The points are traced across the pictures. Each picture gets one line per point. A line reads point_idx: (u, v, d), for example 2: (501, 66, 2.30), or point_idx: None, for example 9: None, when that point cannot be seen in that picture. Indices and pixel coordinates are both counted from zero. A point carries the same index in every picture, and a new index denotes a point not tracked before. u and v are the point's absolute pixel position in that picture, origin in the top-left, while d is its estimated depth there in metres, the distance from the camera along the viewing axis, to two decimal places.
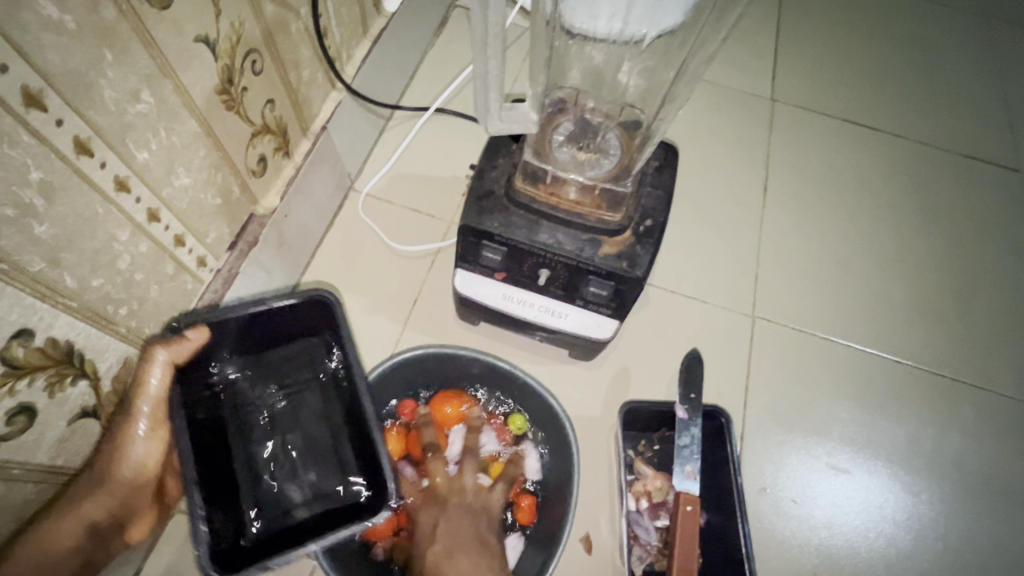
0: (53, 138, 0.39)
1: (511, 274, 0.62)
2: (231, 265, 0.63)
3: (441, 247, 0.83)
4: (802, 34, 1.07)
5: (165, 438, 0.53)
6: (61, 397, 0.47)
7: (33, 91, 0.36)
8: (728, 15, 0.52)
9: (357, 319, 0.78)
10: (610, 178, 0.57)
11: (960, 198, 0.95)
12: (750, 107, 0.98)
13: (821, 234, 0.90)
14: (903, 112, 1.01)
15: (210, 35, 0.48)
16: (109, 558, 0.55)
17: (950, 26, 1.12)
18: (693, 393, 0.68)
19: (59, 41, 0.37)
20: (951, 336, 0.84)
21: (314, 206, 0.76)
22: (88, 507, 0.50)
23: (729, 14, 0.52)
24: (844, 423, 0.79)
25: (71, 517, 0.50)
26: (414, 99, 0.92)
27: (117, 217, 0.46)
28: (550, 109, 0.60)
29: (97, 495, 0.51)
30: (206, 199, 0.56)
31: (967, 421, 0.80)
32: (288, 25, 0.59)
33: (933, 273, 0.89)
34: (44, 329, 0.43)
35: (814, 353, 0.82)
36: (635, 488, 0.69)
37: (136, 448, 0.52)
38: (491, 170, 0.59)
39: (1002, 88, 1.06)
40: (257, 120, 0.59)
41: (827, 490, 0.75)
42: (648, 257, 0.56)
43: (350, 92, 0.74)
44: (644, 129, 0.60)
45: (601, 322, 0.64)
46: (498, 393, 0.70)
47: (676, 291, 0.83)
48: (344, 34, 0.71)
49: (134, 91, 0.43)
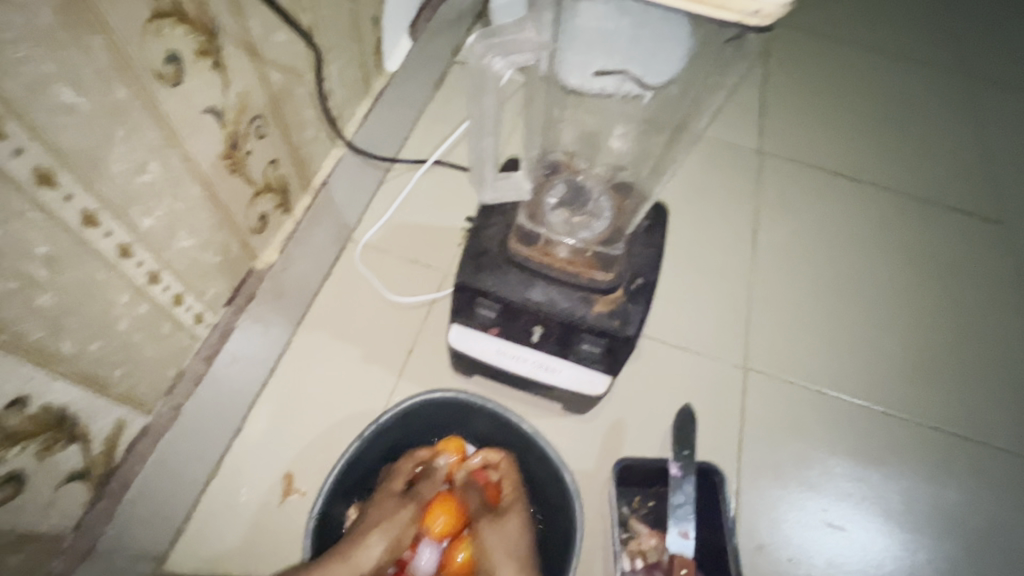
0: (61, 212, 0.40)
1: (505, 329, 0.63)
2: (228, 320, 0.63)
3: (437, 297, 0.84)
4: (787, 89, 1.12)
5: (393, 513, 0.62)
6: (52, 462, 0.47)
7: (46, 170, 0.38)
8: (710, 99, 0.54)
9: (352, 369, 0.78)
10: (602, 241, 0.58)
11: (944, 250, 0.97)
12: (739, 160, 1.02)
13: (808, 284, 0.92)
14: (886, 164, 1.05)
15: (218, 105, 0.50)
16: (370, 522, 0.61)
17: (926, 83, 1.17)
18: (686, 450, 0.68)
19: (74, 121, 0.39)
20: (941, 388, 0.85)
21: (312, 257, 0.77)
22: (401, 515, 0.62)
23: (710, 98, 0.54)
24: (839, 479, 0.78)
25: (376, 511, 0.62)
26: (412, 151, 0.95)
27: (118, 282, 0.47)
28: (544, 172, 0.63)
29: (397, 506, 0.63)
30: (207, 258, 0.57)
31: (961, 473, 0.80)
32: (293, 90, 0.62)
33: (920, 323, 0.90)
34: (39, 396, 0.43)
35: (807, 404, 0.82)
36: (629, 547, 0.69)
37: (402, 514, 0.62)
38: (486, 229, 0.60)
39: (979, 142, 1.11)
40: (259, 180, 0.61)
41: (824, 549, 0.74)
42: (640, 316, 0.57)
43: (351, 148, 0.77)
44: (635, 193, 0.62)
45: (594, 378, 0.64)
46: (490, 435, 0.71)
47: (669, 341, 0.84)
48: (347, 95, 0.74)
49: (141, 162, 0.45)
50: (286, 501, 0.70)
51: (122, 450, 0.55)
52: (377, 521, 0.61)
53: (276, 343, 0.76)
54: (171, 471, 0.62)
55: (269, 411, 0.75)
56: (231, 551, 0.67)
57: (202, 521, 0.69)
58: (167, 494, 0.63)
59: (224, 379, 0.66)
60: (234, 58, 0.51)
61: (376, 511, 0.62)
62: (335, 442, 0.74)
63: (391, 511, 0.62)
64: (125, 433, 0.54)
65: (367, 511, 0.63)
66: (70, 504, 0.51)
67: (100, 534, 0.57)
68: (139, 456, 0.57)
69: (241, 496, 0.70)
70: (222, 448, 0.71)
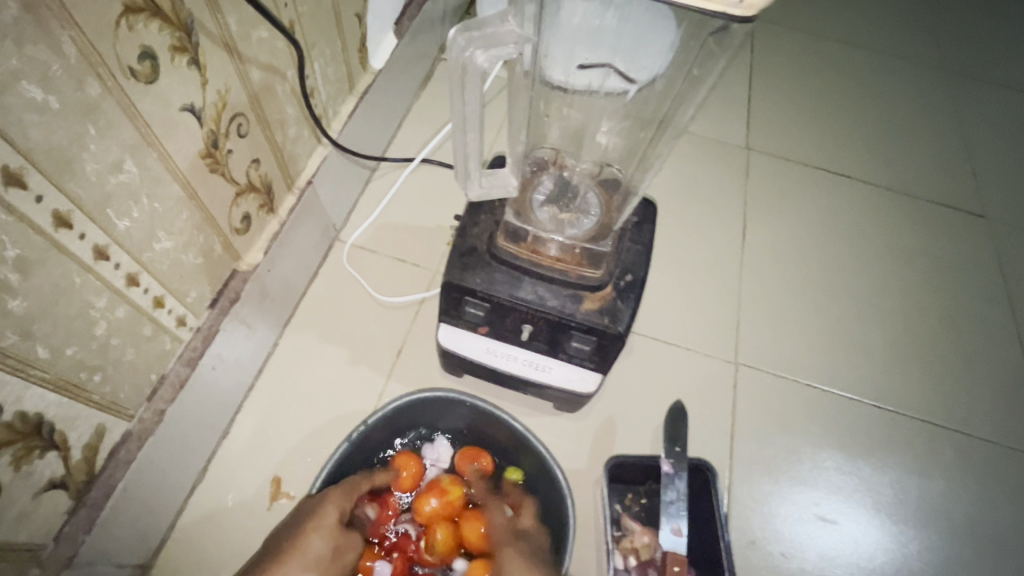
0: (31, 213, 0.39)
1: (494, 328, 0.62)
2: (211, 323, 0.62)
3: (426, 297, 0.83)
4: (774, 85, 1.12)
5: (328, 548, 0.55)
6: (29, 471, 0.45)
7: (14, 170, 0.37)
8: (690, 100, 0.54)
9: (339, 371, 0.77)
10: (589, 238, 0.58)
11: (932, 244, 0.98)
12: (727, 156, 1.02)
13: (798, 279, 0.92)
14: (874, 160, 1.06)
15: (196, 103, 0.49)
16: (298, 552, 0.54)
17: (912, 79, 1.17)
18: (679, 447, 0.68)
19: (43, 120, 0.38)
20: (929, 382, 0.85)
21: (298, 258, 0.76)
22: (334, 553, 0.55)
23: (690, 100, 0.54)
24: (831, 473, 0.78)
25: (308, 539, 0.54)
26: (400, 149, 0.94)
27: (95, 285, 0.46)
28: (530, 169, 0.62)
29: (333, 538, 0.55)
30: (188, 259, 0.56)
31: (951, 465, 0.80)
32: (275, 88, 0.60)
33: (908, 317, 0.91)
34: (13, 402, 0.42)
35: (798, 399, 0.82)
36: (622, 545, 0.68)
37: (338, 551, 0.55)
38: (473, 227, 0.59)
39: (965, 137, 1.12)
40: (242, 180, 0.60)
41: (815, 543, 0.74)
42: (629, 312, 0.57)
43: (336, 147, 0.76)
44: (622, 188, 0.61)
45: (585, 375, 0.63)
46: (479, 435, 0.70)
47: (660, 338, 0.84)
48: (331, 93, 0.72)
49: (117, 162, 0.44)
50: (274, 505, 0.69)
51: (102, 457, 0.54)
52: (314, 562, 0.53)
53: (263, 346, 0.75)
54: (155, 477, 0.61)
55: (256, 414, 0.74)
56: (220, 557, 0.66)
57: (189, 527, 0.67)
58: (150, 500, 0.62)
59: (209, 383, 0.65)
60: (211, 55, 0.49)
61: (313, 547, 0.54)
62: (324, 445, 0.73)
63: (329, 542, 0.55)
64: (105, 439, 0.53)
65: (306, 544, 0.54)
66: (49, 513, 0.50)
67: (80, 544, 0.54)
68: (121, 463, 0.55)
69: (228, 501, 0.69)
70: (207, 453, 0.70)
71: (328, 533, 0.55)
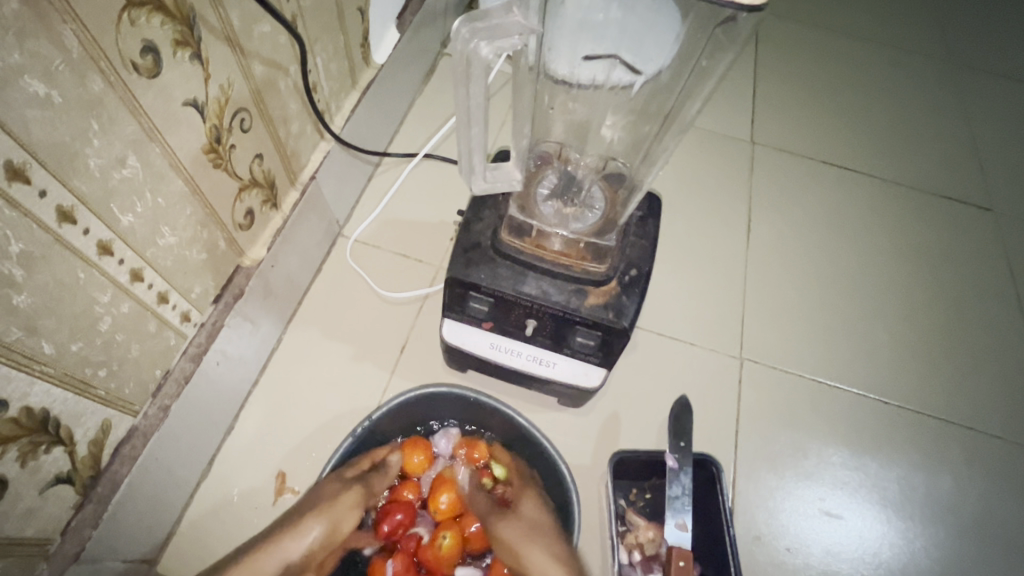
0: (34, 209, 0.39)
1: (497, 324, 0.62)
2: (215, 319, 0.62)
3: (429, 292, 0.83)
4: (779, 79, 1.11)
5: (333, 493, 0.61)
6: (35, 466, 0.46)
7: (17, 165, 0.37)
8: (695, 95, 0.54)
9: (343, 366, 0.77)
10: (594, 232, 0.57)
11: (938, 238, 0.97)
12: (731, 150, 1.01)
13: (803, 274, 0.91)
14: (880, 154, 1.05)
15: (199, 98, 0.49)
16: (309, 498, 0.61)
17: (918, 72, 1.16)
18: (682, 441, 0.67)
19: (45, 115, 0.37)
20: (935, 377, 0.85)
21: (302, 254, 0.76)
22: (339, 501, 0.60)
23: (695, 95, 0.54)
24: (836, 468, 0.78)
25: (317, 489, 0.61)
26: (403, 145, 0.94)
27: (99, 281, 0.46)
28: (534, 164, 0.61)
29: (337, 486, 0.61)
30: (192, 255, 0.56)
31: (957, 461, 0.80)
32: (277, 83, 0.60)
33: (914, 311, 0.90)
34: (19, 398, 0.42)
35: (803, 394, 0.82)
36: (627, 540, 0.68)
37: (343, 498, 0.60)
38: (477, 222, 0.59)
39: (972, 130, 1.11)
40: (245, 175, 0.60)
41: (820, 538, 0.74)
42: (634, 307, 0.56)
43: (339, 142, 0.76)
44: (627, 183, 0.61)
45: (589, 370, 0.63)
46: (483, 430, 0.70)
47: (664, 333, 0.83)
48: (333, 87, 0.72)
49: (120, 157, 0.44)
50: (279, 500, 0.69)
51: (108, 452, 0.54)
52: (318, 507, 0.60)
53: (267, 342, 0.75)
54: (160, 472, 0.61)
55: (261, 409, 0.74)
56: (226, 552, 0.67)
57: (195, 522, 0.68)
58: (156, 495, 0.62)
59: (213, 379, 0.65)
60: (213, 50, 0.49)
61: (322, 492, 0.61)
62: (328, 441, 0.73)
63: (333, 491, 0.61)
64: (111, 435, 0.53)
65: (306, 529, 0.59)
66: (55, 508, 0.50)
67: (86, 539, 0.54)
68: (126, 458, 0.55)
69: (233, 496, 0.69)
70: (212, 449, 0.70)
71: (333, 482, 0.62)
